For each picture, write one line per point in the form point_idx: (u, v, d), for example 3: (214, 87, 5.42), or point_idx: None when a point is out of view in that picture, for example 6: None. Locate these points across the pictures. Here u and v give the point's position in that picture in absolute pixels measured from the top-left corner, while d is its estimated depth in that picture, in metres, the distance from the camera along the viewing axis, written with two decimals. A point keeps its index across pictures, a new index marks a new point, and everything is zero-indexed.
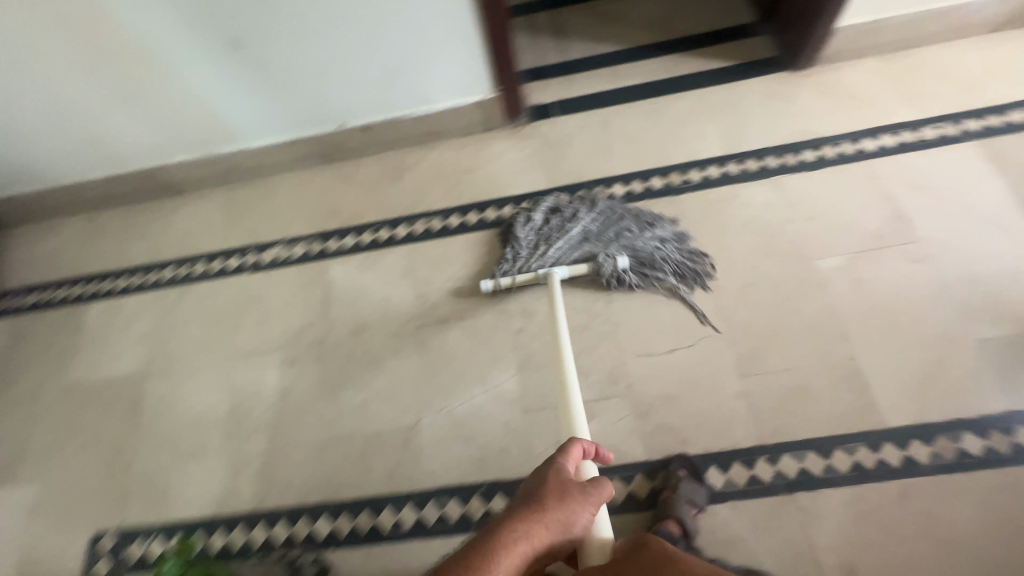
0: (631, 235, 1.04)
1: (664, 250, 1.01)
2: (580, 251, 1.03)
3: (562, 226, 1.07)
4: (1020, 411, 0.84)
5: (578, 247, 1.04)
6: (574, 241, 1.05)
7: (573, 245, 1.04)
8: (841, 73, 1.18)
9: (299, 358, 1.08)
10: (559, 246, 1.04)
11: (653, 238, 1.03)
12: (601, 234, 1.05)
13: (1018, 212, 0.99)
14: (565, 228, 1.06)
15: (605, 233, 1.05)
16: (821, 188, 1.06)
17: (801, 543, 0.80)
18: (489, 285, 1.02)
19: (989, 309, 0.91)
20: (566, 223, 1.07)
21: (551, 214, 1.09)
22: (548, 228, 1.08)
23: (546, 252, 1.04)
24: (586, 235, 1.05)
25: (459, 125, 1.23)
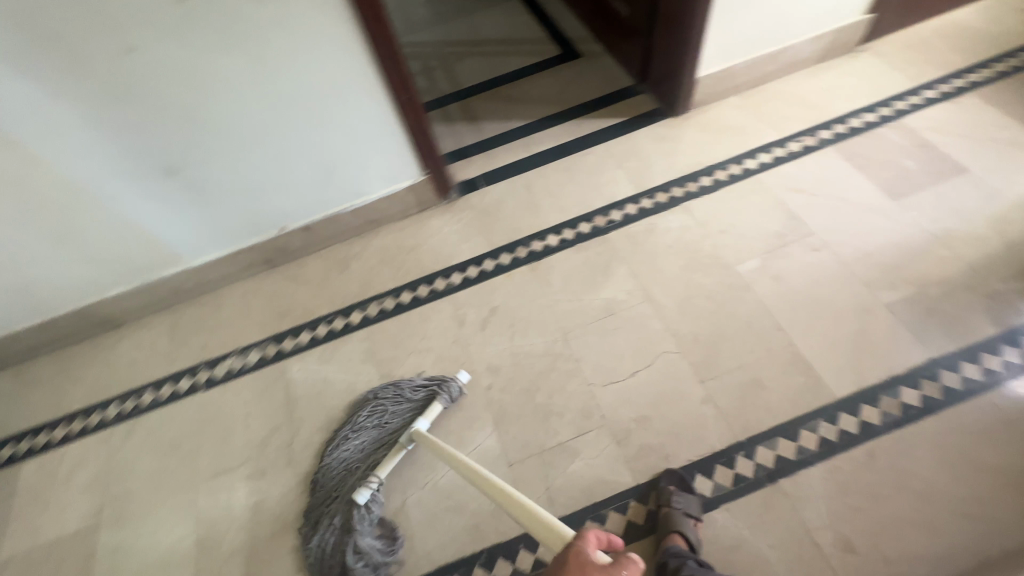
0: (366, 421, 0.99)
1: (394, 398, 1.01)
2: (371, 449, 0.97)
3: (338, 481, 0.94)
4: (939, 358, 0.95)
5: (370, 446, 0.97)
6: (370, 447, 0.97)
7: (368, 459, 0.96)
8: (712, 113, 1.39)
9: (268, 467, 1.04)
10: (364, 468, 0.95)
11: (354, 432, 0.99)
12: (354, 447, 0.97)
13: (884, 195, 1.16)
14: (344, 458, 0.97)
15: (358, 441, 0.98)
16: (723, 206, 1.21)
17: (796, 527, 0.83)
18: (368, 493, 0.90)
19: (886, 278, 1.05)
20: (337, 456, 0.97)
21: (326, 476, 0.96)
22: (342, 472, 0.95)
23: (376, 463, 0.95)
24: (363, 447, 0.97)
25: (395, 211, 1.32)
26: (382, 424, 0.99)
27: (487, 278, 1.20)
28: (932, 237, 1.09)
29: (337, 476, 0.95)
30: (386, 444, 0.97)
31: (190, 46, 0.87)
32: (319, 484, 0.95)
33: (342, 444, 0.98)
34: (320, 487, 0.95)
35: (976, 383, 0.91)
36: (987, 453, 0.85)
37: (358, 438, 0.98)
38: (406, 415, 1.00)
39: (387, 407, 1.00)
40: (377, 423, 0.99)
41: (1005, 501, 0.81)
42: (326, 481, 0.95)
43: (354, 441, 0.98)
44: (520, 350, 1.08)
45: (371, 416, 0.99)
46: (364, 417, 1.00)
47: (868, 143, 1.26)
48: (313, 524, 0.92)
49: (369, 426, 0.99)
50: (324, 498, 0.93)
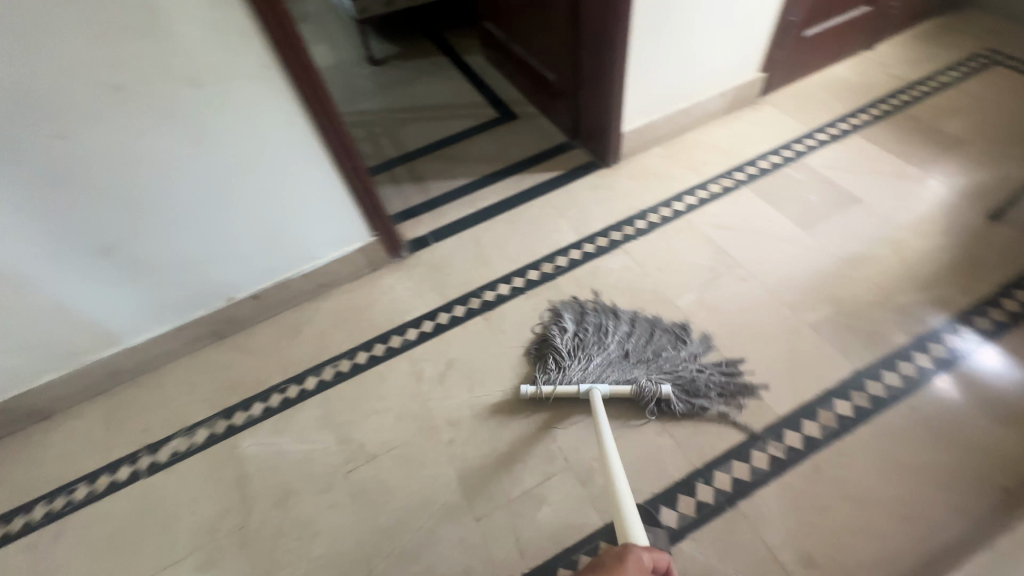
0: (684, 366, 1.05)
1: (691, 373, 1.04)
2: (622, 372, 1.05)
3: (603, 337, 1.11)
4: (863, 369, 1.03)
5: (640, 371, 1.05)
6: (632, 365, 1.06)
7: (623, 366, 1.06)
8: (640, 162, 1.52)
9: (219, 554, 0.97)
10: (607, 357, 1.08)
11: (706, 369, 1.05)
12: (653, 357, 1.08)
13: (797, 226, 1.29)
14: (640, 352, 1.09)
15: (649, 356, 1.08)
16: (659, 245, 1.31)
17: (759, 548, 0.85)
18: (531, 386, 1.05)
19: (808, 299, 1.15)
20: (650, 349, 1.09)
21: (634, 331, 1.12)
22: (628, 339, 1.11)
23: (593, 355, 1.08)
24: (631, 354, 1.08)
25: (346, 272, 1.33)
26: (663, 373, 1.04)
27: (441, 331, 1.22)
28: (841, 260, 1.21)
29: (627, 338, 1.11)
30: (600, 376, 1.05)
31: (131, 131, 0.89)
32: (652, 325, 1.13)
33: (669, 346, 1.09)
34: (617, 333, 1.11)
35: (897, 389, 1.00)
36: (917, 454, 0.92)
37: (651, 353, 1.08)
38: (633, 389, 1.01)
39: (684, 380, 1.03)
40: (667, 371, 1.04)
41: (937, 497, 0.87)
42: (630, 336, 1.12)
43: (659, 362, 1.06)
44: (480, 401, 1.09)
45: (677, 387, 1.02)
46: (677, 339, 1.11)
47: (778, 181, 1.41)
48: (606, 313, 1.16)
49: (684, 368, 1.05)
50: (614, 323, 1.14)
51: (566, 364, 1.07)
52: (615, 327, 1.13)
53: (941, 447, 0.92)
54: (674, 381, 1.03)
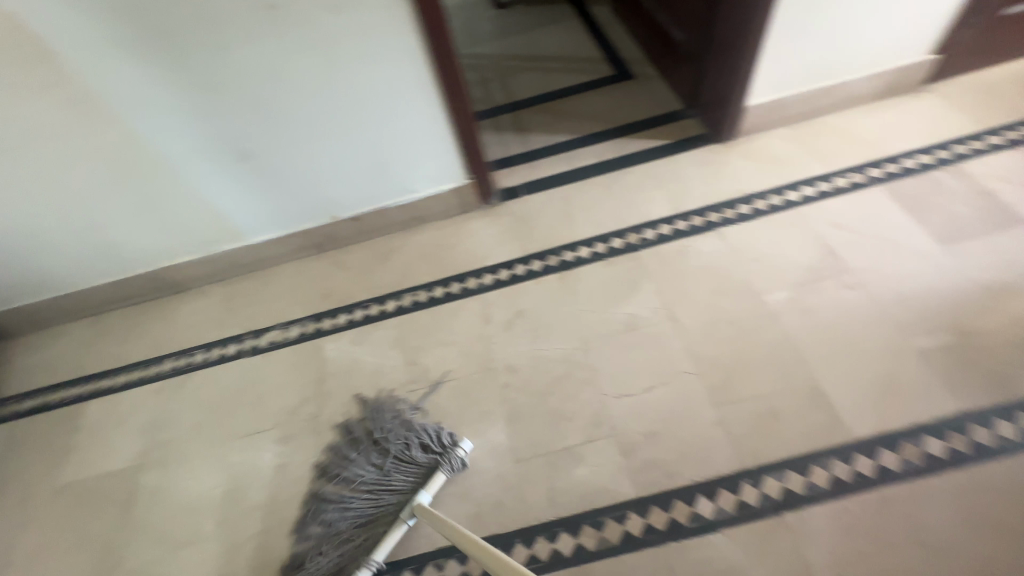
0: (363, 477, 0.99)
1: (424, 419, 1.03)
2: (391, 482, 0.97)
3: (337, 521, 0.95)
4: (970, 411, 0.91)
5: (372, 497, 0.96)
6: (368, 494, 0.97)
7: (382, 486, 0.97)
8: (759, 142, 1.39)
9: (295, 434, 1.12)
10: (342, 537, 0.94)
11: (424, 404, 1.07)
12: (357, 491, 0.97)
13: (931, 240, 1.13)
14: (350, 502, 0.96)
15: (361, 492, 0.97)
16: (759, 235, 1.21)
17: (797, 562, 0.82)
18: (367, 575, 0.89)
19: (923, 323, 1.02)
20: (336, 511, 0.96)
21: (319, 518, 0.97)
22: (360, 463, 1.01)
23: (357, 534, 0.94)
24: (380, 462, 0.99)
25: (437, 210, 1.40)
26: (381, 478, 0.98)
27: (516, 282, 1.25)
28: (979, 287, 1.04)
29: (333, 517, 0.96)
30: (386, 518, 0.94)
31: (277, 47, 0.98)
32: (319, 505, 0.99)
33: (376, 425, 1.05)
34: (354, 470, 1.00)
35: (1010, 442, 0.87)
36: (1014, 515, 0.81)
37: (357, 485, 0.98)
38: (412, 481, 0.98)
39: (390, 453, 0.99)
40: (378, 474, 0.98)
41: None
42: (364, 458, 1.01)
43: (359, 494, 0.97)
44: (540, 353, 1.12)
45: (393, 468, 0.98)
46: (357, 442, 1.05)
47: (920, 185, 1.22)
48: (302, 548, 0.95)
49: (364, 469, 1.00)
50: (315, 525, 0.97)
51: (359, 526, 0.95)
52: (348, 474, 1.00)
53: None
54: (421, 442, 1.00)
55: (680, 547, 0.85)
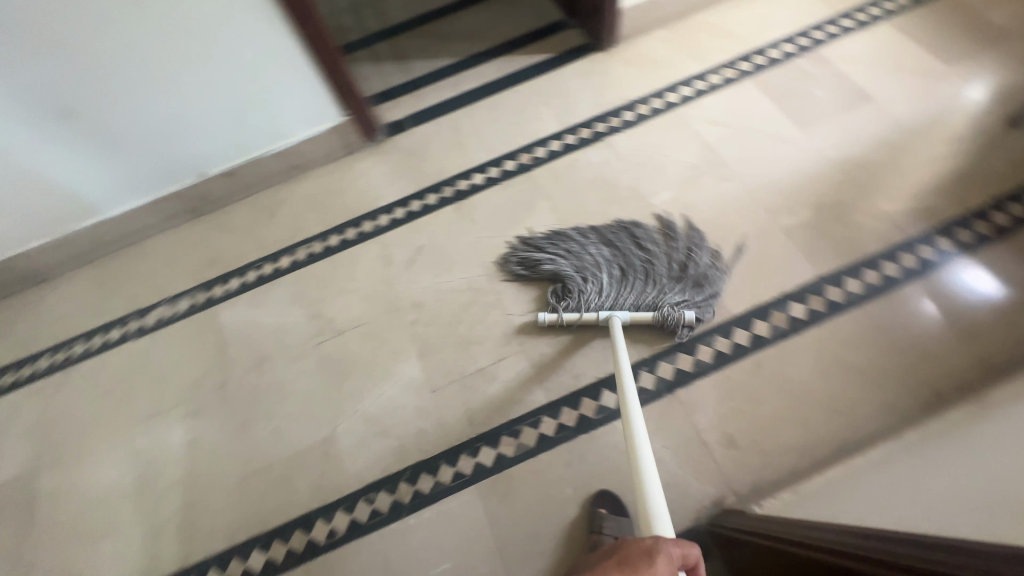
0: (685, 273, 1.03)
1: (697, 276, 1.02)
2: (614, 296, 1.02)
3: (591, 260, 1.07)
4: (826, 274, 1.02)
5: (628, 285, 1.03)
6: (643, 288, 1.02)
7: (617, 288, 1.03)
8: (639, 46, 1.39)
9: (202, 407, 1.07)
10: (581, 269, 1.05)
11: (695, 263, 1.04)
12: (636, 274, 1.04)
13: (794, 125, 1.20)
14: (627, 264, 1.06)
15: (642, 267, 1.04)
16: (644, 139, 1.24)
17: (689, 429, 0.92)
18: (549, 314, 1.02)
19: (788, 203, 1.11)
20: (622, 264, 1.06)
21: (599, 243, 1.10)
22: (634, 262, 1.06)
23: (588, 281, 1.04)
24: (633, 269, 1.05)
25: (320, 153, 1.30)
26: (639, 278, 1.03)
27: (413, 218, 1.22)
28: (834, 163, 1.14)
29: (600, 253, 1.08)
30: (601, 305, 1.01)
31: None
32: (617, 235, 1.10)
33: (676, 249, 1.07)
34: (624, 254, 1.07)
35: (857, 295, 1.00)
36: (859, 355, 0.94)
37: (628, 259, 1.06)
38: (640, 306, 1.00)
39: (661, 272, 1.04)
40: (645, 273, 1.04)
41: (870, 397, 0.91)
42: (639, 257, 1.07)
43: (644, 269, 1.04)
44: (445, 286, 1.12)
45: (652, 282, 1.03)
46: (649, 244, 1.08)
47: (785, 74, 1.28)
48: (562, 237, 1.11)
49: (648, 258, 1.06)
50: (584, 244, 1.10)
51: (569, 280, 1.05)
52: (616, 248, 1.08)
53: (884, 352, 0.94)
54: (677, 292, 1.01)
55: (591, 438, 0.93)
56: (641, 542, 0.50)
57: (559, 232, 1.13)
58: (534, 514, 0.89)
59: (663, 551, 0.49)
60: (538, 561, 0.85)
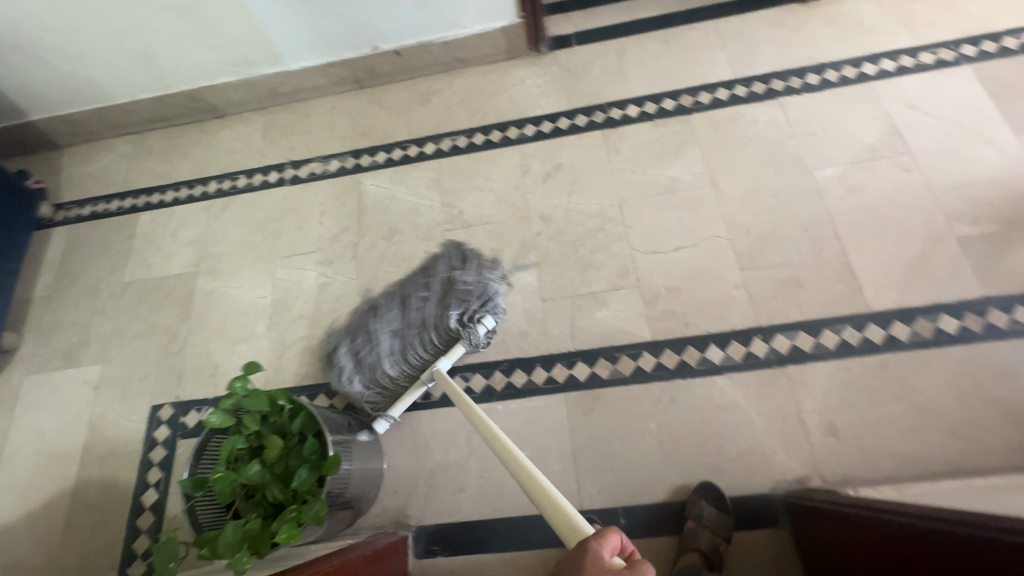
0: (456, 284, 1.06)
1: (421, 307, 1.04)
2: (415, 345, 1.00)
3: (372, 343, 1.01)
4: (994, 296, 0.93)
5: (426, 318, 1.03)
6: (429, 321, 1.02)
7: (406, 341, 1.01)
8: (846, 5, 1.24)
9: (335, 258, 1.19)
10: (368, 349, 1.01)
11: (460, 275, 1.07)
12: (402, 326, 1.03)
13: (1008, 128, 1.05)
14: (408, 319, 1.04)
15: (414, 318, 1.03)
16: (822, 107, 1.14)
17: (790, 405, 0.90)
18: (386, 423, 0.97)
19: (973, 211, 0.99)
20: (372, 319, 1.05)
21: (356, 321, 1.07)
22: (393, 321, 1.04)
23: (386, 349, 1.00)
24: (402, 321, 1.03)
25: (484, 52, 1.32)
26: (406, 330, 1.02)
27: (558, 135, 1.22)
28: None
29: (361, 334, 1.04)
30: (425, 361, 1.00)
31: None
32: (405, 290, 1.08)
33: (415, 288, 1.07)
34: (386, 322, 1.04)
35: None
36: (1006, 387, 0.87)
37: (382, 328, 1.03)
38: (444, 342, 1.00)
39: (427, 302, 1.05)
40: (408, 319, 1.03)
41: (1005, 430, 0.84)
42: (395, 315, 1.05)
43: (414, 310, 1.04)
44: (575, 207, 1.13)
45: (402, 328, 1.03)
46: (390, 301, 1.07)
47: (1016, 68, 1.11)
48: (361, 323, 1.05)
49: (410, 301, 1.06)
50: (370, 322, 1.05)
51: (372, 373, 0.99)
52: (382, 324, 1.04)
53: None
54: (459, 307, 1.03)
55: (686, 384, 0.94)
56: (567, 554, 0.43)
57: (356, 319, 1.07)
58: (614, 435, 0.93)
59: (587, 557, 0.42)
60: (606, 476, 0.90)
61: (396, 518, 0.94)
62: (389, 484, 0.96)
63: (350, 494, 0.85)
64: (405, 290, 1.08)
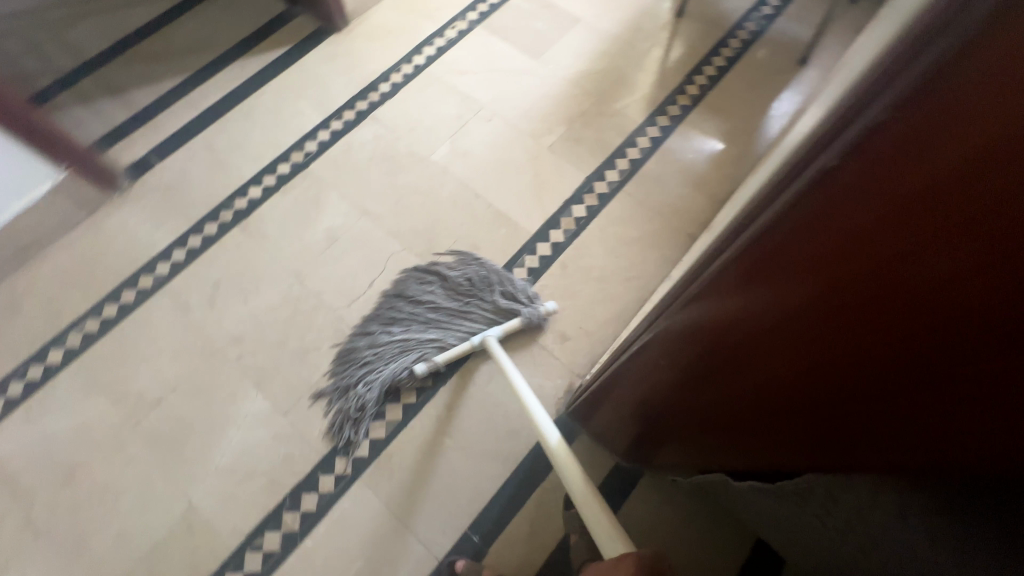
0: (466, 279, 1.04)
1: (481, 288, 1.03)
2: (461, 328, 1.00)
3: (380, 347, 0.98)
4: (591, 174, 1.19)
5: (461, 305, 1.02)
6: (466, 303, 1.02)
7: (446, 327, 1.00)
8: (373, 20, 1.40)
9: (11, 555, 0.88)
10: (395, 346, 0.98)
11: (478, 272, 1.05)
12: (458, 312, 1.01)
13: (528, 57, 1.35)
14: (442, 317, 1.01)
15: (450, 308, 1.01)
16: (406, 105, 1.28)
17: (528, 341, 1.02)
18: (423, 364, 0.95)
19: (544, 125, 1.25)
20: (388, 317, 1.01)
21: (386, 326, 1.01)
22: (439, 317, 1.01)
23: (417, 335, 0.99)
24: (443, 317, 1.01)
25: (52, 223, 1.11)
26: (463, 309, 1.01)
27: (197, 255, 1.11)
28: (569, 80, 1.31)
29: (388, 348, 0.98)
30: (462, 338, 0.99)
31: None
32: (394, 304, 1.03)
33: (415, 291, 1.03)
34: (407, 312, 1.01)
35: (617, 182, 1.18)
36: (633, 228, 1.13)
37: (399, 329, 1.00)
38: (488, 317, 1.01)
39: (474, 287, 1.03)
40: (459, 304, 1.02)
41: (649, 256, 1.10)
42: (427, 308, 1.02)
43: (455, 300, 1.02)
44: (258, 309, 1.06)
45: (460, 317, 1.01)
46: (445, 293, 1.03)
47: (507, 14, 1.41)
48: (362, 336, 1.00)
49: (441, 298, 1.02)
50: (384, 327, 1.00)
51: (395, 372, 0.96)
52: (390, 333, 0.99)
53: (648, 218, 1.14)
54: (501, 291, 1.02)
55: (450, 386, 0.99)
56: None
57: (357, 331, 1.01)
58: (424, 475, 0.92)
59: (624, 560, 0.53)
60: (441, 513, 0.90)
61: None
62: None
63: None
64: (399, 304, 1.02)
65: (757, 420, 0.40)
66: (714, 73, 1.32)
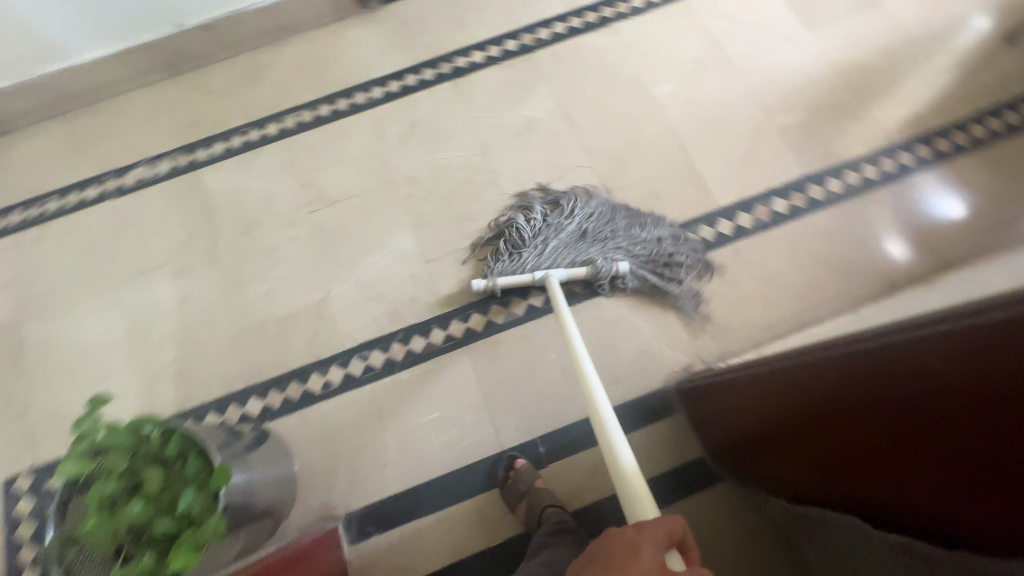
0: (694, 242, 1.01)
1: (683, 245, 1.00)
2: (580, 256, 0.99)
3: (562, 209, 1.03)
4: (811, 174, 1.07)
5: (638, 243, 1.00)
6: (649, 250, 0.99)
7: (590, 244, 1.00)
8: None
9: (192, 267, 1.07)
10: (571, 220, 1.02)
11: (705, 243, 1.01)
12: (635, 243, 1.00)
13: (800, 26, 1.19)
14: (617, 234, 1.01)
15: (630, 236, 1.00)
16: (651, 28, 1.20)
17: (666, 305, 0.98)
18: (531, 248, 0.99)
19: (784, 103, 1.12)
20: (627, 206, 1.04)
21: (616, 211, 1.03)
22: (615, 230, 1.01)
23: (581, 228, 1.01)
24: (615, 231, 1.01)
25: (309, 16, 1.22)
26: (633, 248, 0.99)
27: (408, 93, 1.18)
28: (834, 67, 1.15)
29: (582, 216, 1.02)
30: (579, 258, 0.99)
31: None
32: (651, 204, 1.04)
33: (665, 213, 1.03)
34: (624, 214, 1.03)
35: (836, 194, 1.05)
36: (831, 247, 1.01)
37: (596, 211, 1.03)
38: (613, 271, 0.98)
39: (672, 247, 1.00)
40: (633, 241, 1.00)
41: (835, 283, 0.98)
42: (629, 218, 1.02)
43: (655, 236, 1.00)
44: (440, 162, 1.11)
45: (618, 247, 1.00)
46: (656, 220, 1.02)
47: None
48: (575, 196, 1.05)
49: (655, 229, 1.01)
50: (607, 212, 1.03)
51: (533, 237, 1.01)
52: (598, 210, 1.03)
53: (852, 245, 1.01)
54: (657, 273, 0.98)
55: (577, 309, 0.99)
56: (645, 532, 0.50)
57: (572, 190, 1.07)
58: (521, 374, 0.95)
59: (648, 537, 0.48)
60: (521, 411, 0.93)
61: (322, 514, 0.90)
62: (306, 484, 0.91)
63: (263, 505, 0.80)
64: (668, 214, 1.03)
65: (915, 463, 0.43)
66: (1015, 123, 1.09)
